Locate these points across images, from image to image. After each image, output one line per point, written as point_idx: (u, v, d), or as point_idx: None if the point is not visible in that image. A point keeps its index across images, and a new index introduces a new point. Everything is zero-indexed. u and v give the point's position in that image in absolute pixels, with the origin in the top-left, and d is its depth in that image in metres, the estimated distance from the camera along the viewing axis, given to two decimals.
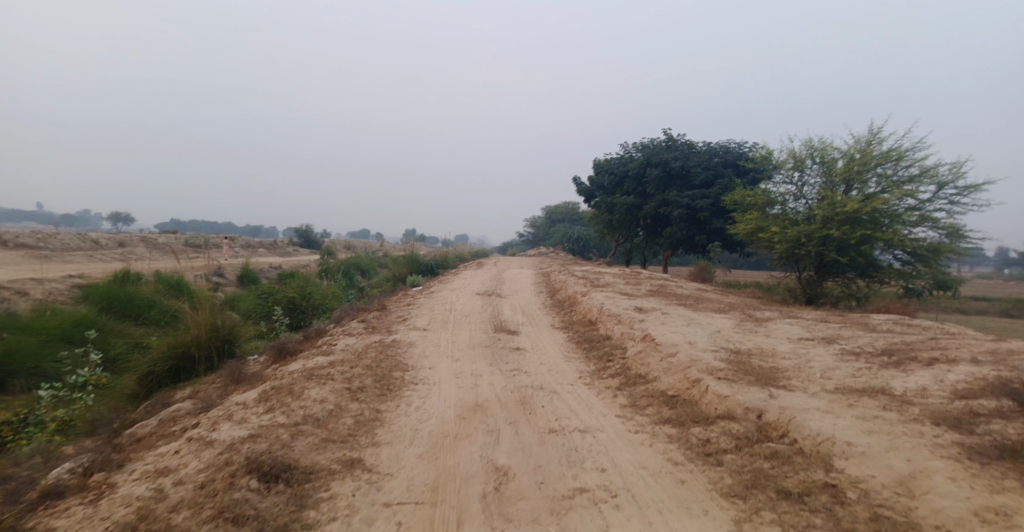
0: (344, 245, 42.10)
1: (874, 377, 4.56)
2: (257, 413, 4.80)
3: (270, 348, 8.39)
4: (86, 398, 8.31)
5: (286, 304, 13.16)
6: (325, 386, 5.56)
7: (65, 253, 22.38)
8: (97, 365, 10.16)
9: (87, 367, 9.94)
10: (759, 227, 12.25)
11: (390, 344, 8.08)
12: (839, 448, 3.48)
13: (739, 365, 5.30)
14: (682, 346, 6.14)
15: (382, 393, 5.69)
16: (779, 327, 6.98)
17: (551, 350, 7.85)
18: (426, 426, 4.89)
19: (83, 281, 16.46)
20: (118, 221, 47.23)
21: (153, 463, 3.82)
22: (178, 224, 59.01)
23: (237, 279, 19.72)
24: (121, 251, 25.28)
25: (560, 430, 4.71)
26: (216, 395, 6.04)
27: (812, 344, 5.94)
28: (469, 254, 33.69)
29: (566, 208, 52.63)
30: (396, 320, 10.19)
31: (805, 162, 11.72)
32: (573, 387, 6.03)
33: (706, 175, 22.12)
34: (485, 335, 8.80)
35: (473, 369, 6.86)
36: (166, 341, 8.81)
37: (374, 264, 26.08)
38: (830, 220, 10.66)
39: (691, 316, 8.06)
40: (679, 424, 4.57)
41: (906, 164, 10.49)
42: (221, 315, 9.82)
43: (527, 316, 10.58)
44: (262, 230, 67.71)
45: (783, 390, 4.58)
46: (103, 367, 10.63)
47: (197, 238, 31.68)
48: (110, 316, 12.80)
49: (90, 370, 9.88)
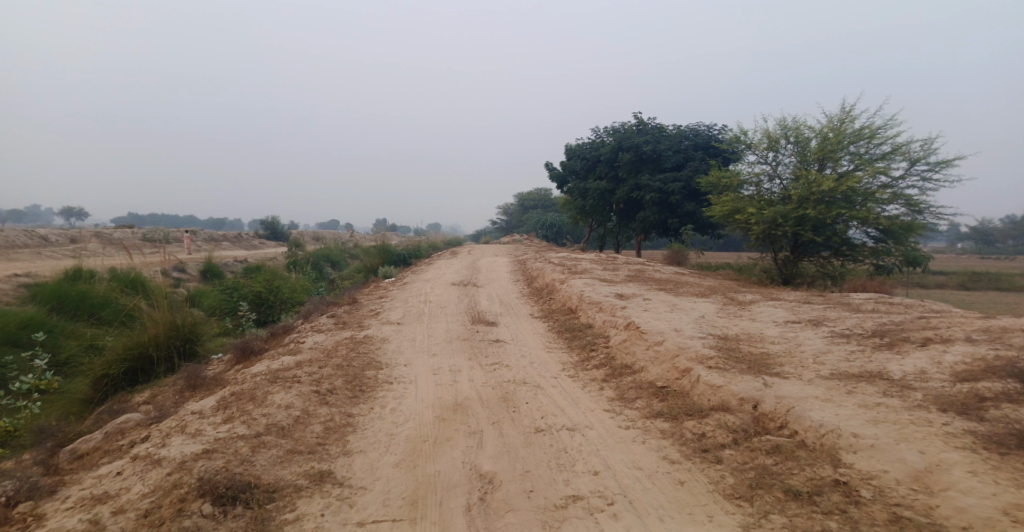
0: (312, 236, 40.94)
1: (869, 361, 4.41)
2: (214, 423, 4.36)
3: (233, 348, 7.85)
4: (33, 406, 7.67)
5: (253, 299, 12.54)
6: (292, 390, 5.13)
7: (11, 250, 21.03)
8: (47, 370, 9.44)
9: (36, 373, 9.23)
10: (735, 209, 12.14)
11: (362, 341, 7.65)
12: (845, 440, 3.28)
13: (729, 352, 5.10)
14: (669, 334, 5.91)
15: (354, 395, 5.30)
16: (763, 310, 6.83)
17: (531, 341, 7.55)
18: (402, 430, 4.54)
19: (29, 280, 15.39)
20: (69, 215, 44.87)
21: (90, 488, 3.35)
22: (137, 219, 56.70)
23: (200, 274, 18.80)
24: (73, 247, 23.92)
25: (546, 429, 4.42)
26: (172, 403, 5.55)
27: (800, 326, 5.78)
28: (443, 243, 33.14)
29: (538, 194, 52.32)
30: (368, 314, 9.74)
31: (780, 142, 11.62)
32: (557, 380, 5.75)
33: (677, 158, 22.08)
34: (462, 328, 8.44)
35: (451, 365, 6.51)
36: (120, 341, 8.17)
37: (344, 255, 25.36)
38: (806, 200, 10.60)
39: (673, 301, 7.85)
40: (672, 417, 4.34)
41: (878, 141, 10.48)
42: (181, 312, 9.19)
43: (505, 305, 10.26)
44: (226, 222, 65.39)
45: (777, 377, 4.39)
46: (54, 370, 9.88)
47: (156, 232, 30.28)
48: (60, 316, 11.93)
49: (38, 376, 9.17)
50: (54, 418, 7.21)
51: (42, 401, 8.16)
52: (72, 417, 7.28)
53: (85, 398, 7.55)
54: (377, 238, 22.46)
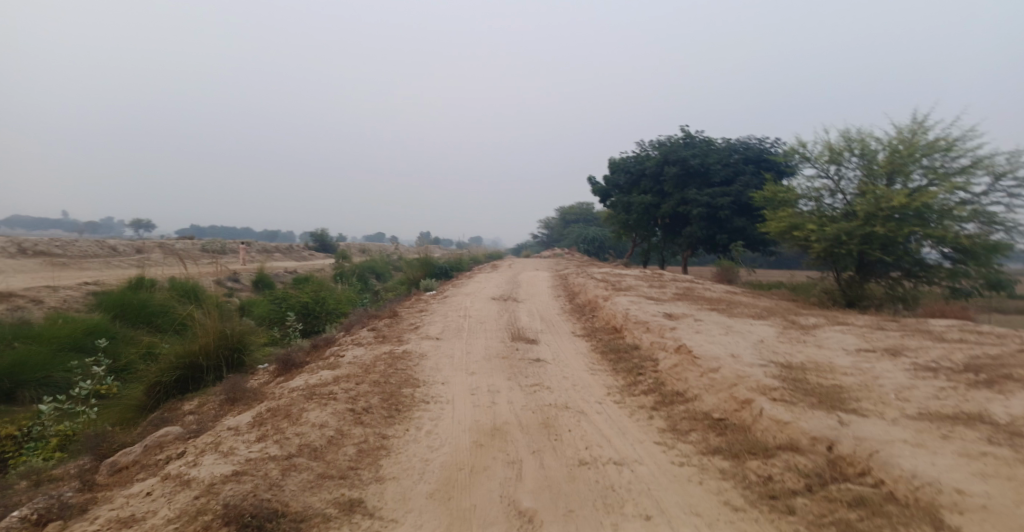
0: (358, 249, 41.88)
1: (965, 400, 3.85)
2: (247, 442, 4.25)
3: (276, 360, 7.87)
4: (92, 410, 7.92)
5: (299, 309, 12.72)
6: (326, 408, 4.99)
7: (82, 259, 22.36)
8: (106, 376, 9.80)
9: (96, 378, 9.60)
10: (793, 225, 11.44)
11: (401, 356, 7.50)
12: (947, 497, 2.80)
13: (795, 383, 4.61)
14: (725, 360, 5.45)
15: (389, 415, 5.11)
16: (830, 336, 6.25)
17: (574, 362, 7.20)
18: (437, 456, 4.30)
19: (96, 288, 16.26)
20: (138, 227, 47.81)
21: (119, 508, 3.25)
22: (197, 230, 59.86)
23: (252, 284, 19.39)
24: (138, 257, 25.23)
25: (591, 462, 4.08)
26: (211, 416, 5.52)
27: (875, 356, 5.21)
28: (484, 257, 33.14)
29: (580, 208, 51.84)
30: (407, 328, 9.63)
31: (843, 155, 10.89)
32: (602, 406, 5.40)
33: (726, 172, 21.29)
34: (502, 345, 8.19)
35: (490, 385, 6.26)
36: (173, 350, 8.34)
37: (388, 267, 25.73)
38: (873, 217, 9.85)
39: (727, 324, 7.34)
40: (732, 455, 3.91)
41: (955, 154, 9.64)
42: (231, 321, 9.33)
43: (546, 322, 9.95)
44: (278, 234, 68.02)
45: (854, 415, 3.90)
46: (114, 376, 10.25)
47: (213, 243, 31.64)
48: (122, 323, 12.44)
49: (99, 381, 9.52)
50: (109, 424, 7.39)
51: (101, 406, 8.43)
52: (126, 423, 7.45)
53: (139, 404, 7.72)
54: (420, 250, 22.65)
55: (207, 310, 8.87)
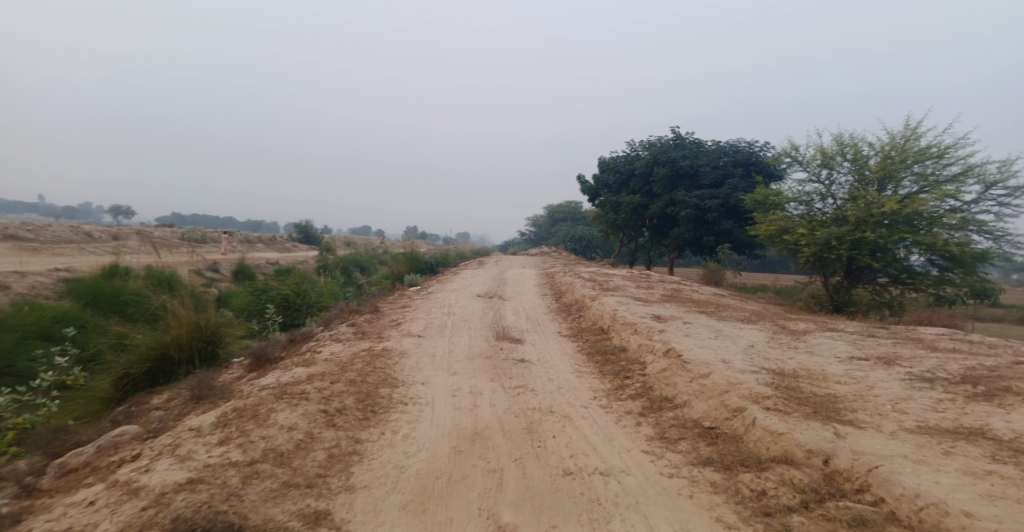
0: (343, 242, 41.25)
1: (965, 414, 3.70)
2: (208, 445, 3.95)
3: (250, 355, 7.53)
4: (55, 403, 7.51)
5: (280, 301, 12.33)
6: (297, 408, 4.71)
7: (55, 245, 21.59)
8: (73, 366, 9.35)
9: (62, 368, 9.14)
10: (783, 229, 11.35)
11: (380, 354, 7.22)
12: (955, 520, 2.62)
13: (788, 391, 4.44)
14: (716, 365, 5.27)
15: (364, 417, 4.84)
16: (821, 343, 6.10)
17: (559, 363, 6.98)
18: (413, 463, 4.04)
19: (68, 275, 15.68)
20: (117, 214, 46.64)
21: (56, 520, 2.96)
22: (178, 219, 58.63)
23: (232, 275, 18.87)
24: (114, 244, 24.47)
25: (576, 472, 3.86)
26: (175, 415, 5.20)
27: (869, 364, 5.06)
28: (470, 253, 32.81)
29: (568, 207, 51.71)
30: (389, 324, 9.33)
31: (835, 159, 10.81)
32: (587, 411, 5.18)
33: (715, 174, 21.25)
34: (486, 344, 7.94)
35: (472, 386, 6.01)
36: (143, 341, 7.94)
37: (373, 260, 25.29)
38: (863, 223, 9.79)
39: (716, 327, 7.17)
40: (723, 467, 3.72)
41: (947, 162, 9.60)
42: (206, 312, 8.93)
43: (532, 321, 9.71)
44: (262, 224, 66.78)
45: (851, 427, 3.73)
46: (82, 366, 9.80)
47: (194, 232, 30.85)
48: (93, 312, 11.94)
49: (65, 371, 9.07)
50: (72, 418, 7.01)
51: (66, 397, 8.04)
52: (90, 418, 7.07)
53: (106, 398, 7.35)
54: (406, 245, 22.30)
55: (181, 300, 8.46)
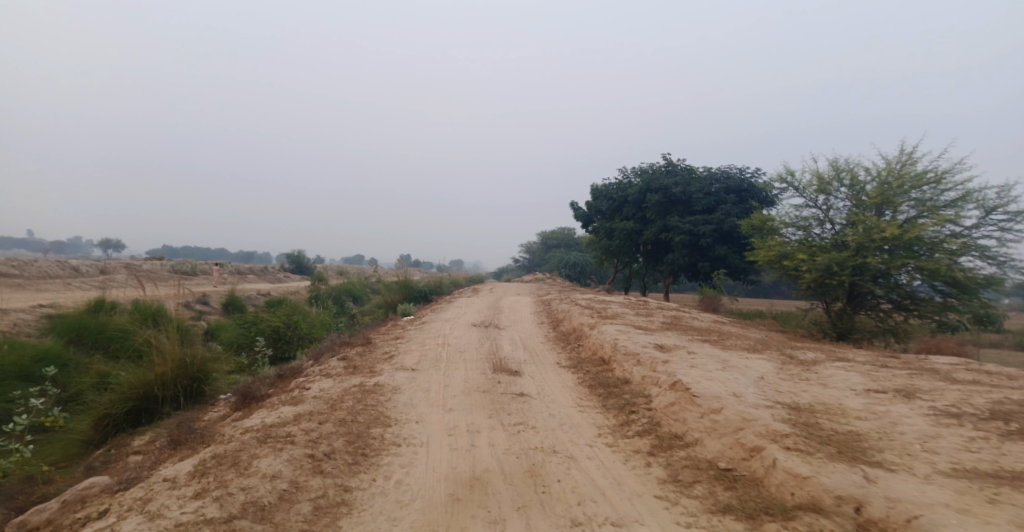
0: (336, 271, 40.90)
1: (1002, 455, 3.45)
2: (181, 499, 3.61)
3: (235, 393, 7.16)
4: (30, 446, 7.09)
5: (270, 334, 11.96)
6: (281, 454, 4.38)
7: (41, 280, 21.15)
8: (52, 407, 8.90)
9: (40, 409, 8.70)
10: (782, 254, 11.25)
11: (372, 390, 6.88)
12: None
13: (808, 428, 4.17)
14: (727, 399, 4.99)
15: (354, 462, 4.51)
16: (834, 374, 5.85)
17: (560, 397, 6.67)
18: (407, 515, 3.71)
19: (51, 310, 15.22)
20: (107, 247, 46.11)
21: None
22: (169, 250, 58.23)
23: (222, 307, 18.47)
24: (102, 277, 24.05)
25: (585, 523, 3.55)
26: (150, 463, 4.83)
27: (888, 398, 4.81)
28: (464, 281, 32.57)
29: (561, 234, 51.75)
30: (381, 357, 9.00)
31: (832, 185, 10.76)
32: (593, 451, 4.87)
33: (707, 201, 21.28)
34: (483, 377, 7.62)
35: (469, 424, 5.69)
36: (125, 379, 7.52)
37: (366, 290, 24.97)
38: (864, 248, 9.68)
39: (722, 358, 6.91)
40: (745, 515, 3.42)
41: (945, 187, 9.56)
42: (193, 346, 8.53)
43: (530, 352, 9.41)
44: (254, 254, 66.37)
45: (881, 469, 3.46)
46: (62, 406, 9.33)
47: (184, 263, 30.43)
48: (76, 348, 11.49)
49: (43, 412, 8.63)
50: (47, 463, 6.57)
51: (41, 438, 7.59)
52: (66, 463, 6.63)
53: (84, 441, 6.93)
54: (399, 273, 22.00)
55: (166, 336, 8.06)
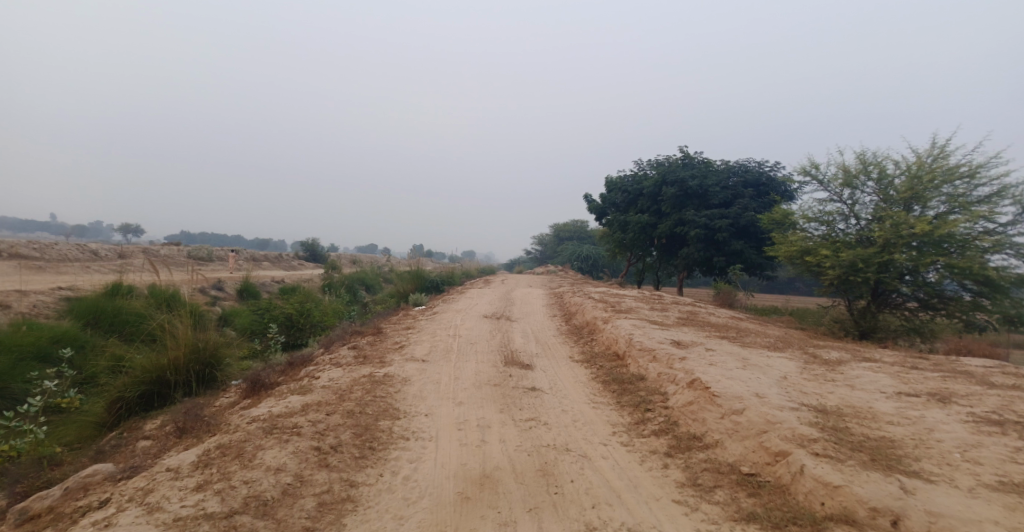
0: (349, 259, 41.04)
1: None
2: (183, 491, 3.51)
3: (245, 379, 7.09)
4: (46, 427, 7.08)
5: (283, 321, 11.93)
6: (286, 446, 4.26)
7: (61, 263, 21.42)
8: (68, 389, 8.94)
9: (56, 391, 8.73)
10: (804, 250, 10.93)
11: (382, 381, 6.76)
12: None
13: (837, 433, 3.95)
14: (749, 399, 4.78)
15: (362, 455, 4.39)
16: (861, 375, 5.60)
17: (573, 392, 6.49)
18: (414, 514, 3.58)
19: (70, 293, 15.39)
20: (126, 232, 46.76)
21: None
22: (186, 237, 59.01)
23: (237, 293, 18.54)
24: (121, 261, 24.33)
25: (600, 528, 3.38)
26: (157, 451, 4.75)
27: (921, 402, 4.56)
28: (476, 271, 32.47)
29: (574, 226, 51.38)
30: (391, 347, 8.89)
31: (859, 179, 10.38)
32: (607, 450, 4.70)
33: (724, 195, 20.85)
34: (494, 370, 7.46)
35: (480, 418, 5.55)
36: (139, 363, 7.47)
37: (378, 279, 24.97)
38: (892, 244, 9.32)
39: (742, 355, 6.67)
40: (770, 525, 3.23)
41: (979, 182, 9.15)
42: (206, 331, 8.47)
43: (542, 345, 9.24)
44: (269, 243, 66.92)
45: (919, 480, 3.24)
46: (78, 388, 9.38)
47: (199, 249, 30.69)
48: (94, 332, 11.58)
49: (59, 394, 8.65)
50: (60, 444, 6.55)
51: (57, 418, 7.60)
52: (79, 445, 6.60)
53: (98, 423, 6.91)
54: (412, 263, 21.94)
55: (179, 321, 8.00)
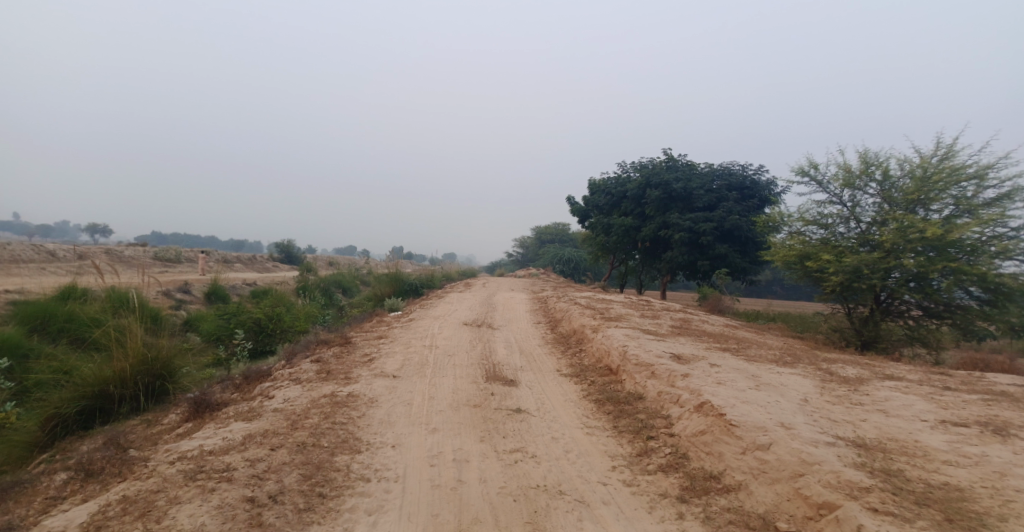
0: (326, 262, 39.74)
1: None
2: None
3: (190, 399, 6.10)
4: None
5: (251, 326, 10.92)
6: (209, 499, 3.42)
7: (13, 264, 19.89)
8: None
9: None
10: (802, 255, 10.38)
11: (345, 402, 5.89)
12: None
13: (891, 478, 3.24)
14: (775, 431, 4.05)
15: (308, 506, 3.54)
16: (891, 398, 4.93)
17: (564, 414, 5.72)
18: None
19: (16, 297, 14.04)
20: (95, 232, 44.85)
21: None
22: (157, 237, 56.97)
23: (204, 296, 17.32)
24: (80, 263, 22.82)
25: None
26: (52, 501, 3.81)
27: (977, 434, 3.88)
28: (457, 274, 31.54)
29: (556, 229, 50.80)
30: (361, 361, 8.01)
31: (860, 179, 9.86)
32: (609, 493, 3.92)
33: (709, 197, 20.31)
34: (474, 387, 6.63)
35: (456, 449, 4.73)
36: (76, 376, 6.31)
37: (356, 282, 23.89)
38: (900, 249, 8.80)
39: (750, 372, 5.97)
40: None
41: (990, 183, 8.67)
42: (158, 337, 7.31)
43: (527, 356, 8.46)
44: (243, 244, 65.01)
45: None
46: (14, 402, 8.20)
47: (167, 250, 29.14)
48: (39, 339, 10.41)
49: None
50: None
51: None
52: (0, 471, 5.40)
53: (27, 445, 5.70)
54: (391, 264, 20.93)
55: (125, 327, 6.81)
